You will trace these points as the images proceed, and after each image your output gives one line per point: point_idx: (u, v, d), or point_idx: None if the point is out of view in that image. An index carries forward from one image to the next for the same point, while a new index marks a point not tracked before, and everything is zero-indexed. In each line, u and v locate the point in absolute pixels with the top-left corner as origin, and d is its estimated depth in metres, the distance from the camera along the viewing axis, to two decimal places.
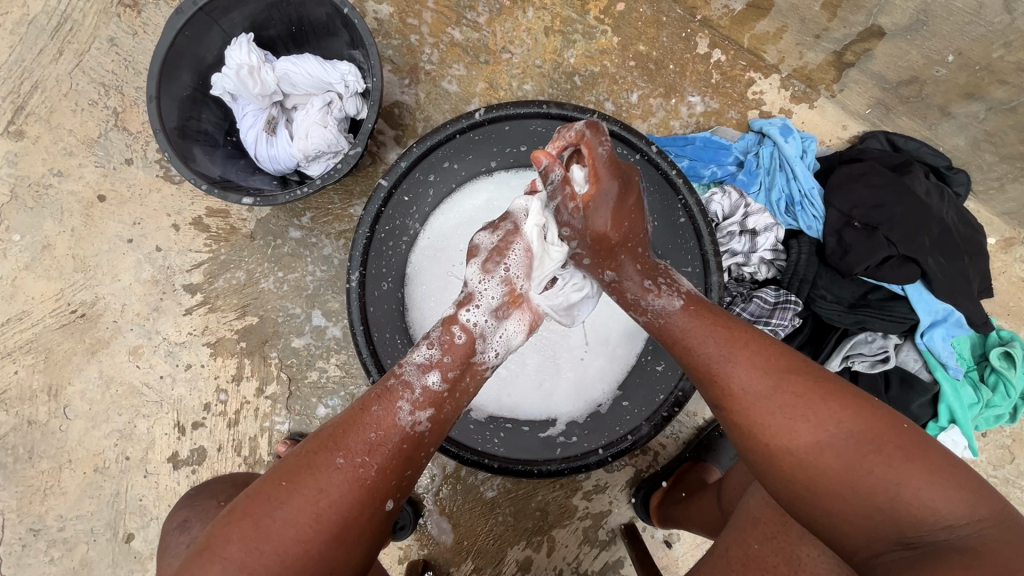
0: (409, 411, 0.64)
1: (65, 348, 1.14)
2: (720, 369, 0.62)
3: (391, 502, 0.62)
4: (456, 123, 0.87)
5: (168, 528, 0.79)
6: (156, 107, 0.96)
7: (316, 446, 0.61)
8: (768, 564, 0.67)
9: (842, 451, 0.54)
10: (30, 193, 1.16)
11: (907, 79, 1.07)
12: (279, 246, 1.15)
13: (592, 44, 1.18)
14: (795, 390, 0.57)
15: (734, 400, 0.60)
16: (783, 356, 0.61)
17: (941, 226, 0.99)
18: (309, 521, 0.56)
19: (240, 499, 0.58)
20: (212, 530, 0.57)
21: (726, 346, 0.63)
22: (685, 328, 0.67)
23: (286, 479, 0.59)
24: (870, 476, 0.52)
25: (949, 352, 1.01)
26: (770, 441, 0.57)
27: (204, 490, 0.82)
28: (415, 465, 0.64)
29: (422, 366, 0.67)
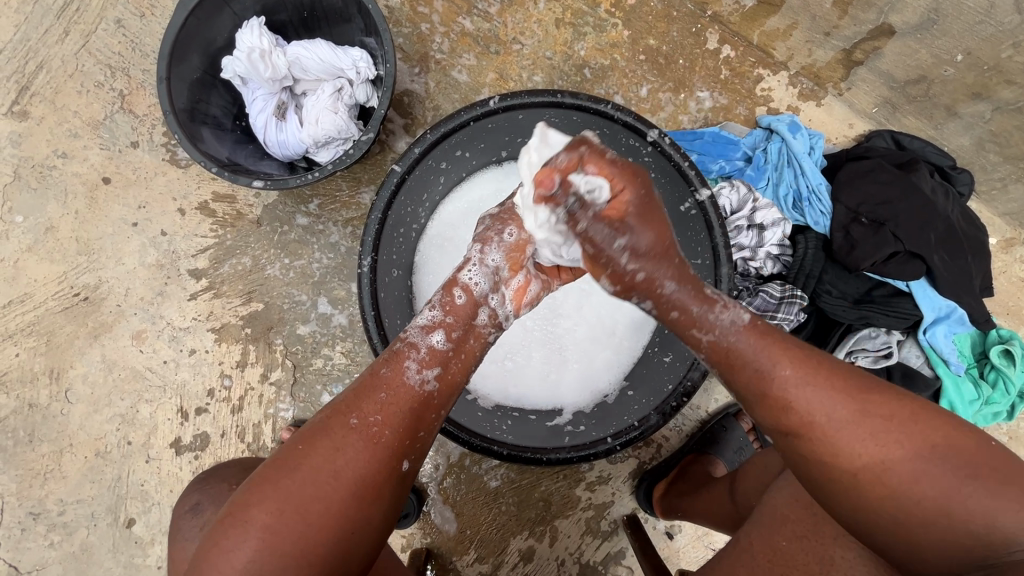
0: (417, 369, 0.64)
1: (67, 332, 1.13)
2: (793, 397, 0.57)
3: (408, 464, 0.62)
4: (470, 111, 0.87)
5: (180, 511, 0.77)
6: (166, 88, 0.95)
7: (327, 412, 0.61)
8: (801, 562, 0.68)
9: (934, 476, 0.52)
10: (34, 174, 1.15)
11: (915, 78, 1.08)
12: (285, 233, 1.14)
13: (602, 37, 1.18)
14: (881, 420, 0.55)
15: (815, 429, 0.56)
16: (859, 379, 0.58)
17: (947, 223, 1.00)
18: (327, 481, 0.57)
19: (257, 471, 0.59)
20: (232, 501, 0.58)
21: (800, 374, 0.57)
22: (757, 356, 0.59)
23: (301, 444, 0.59)
24: (959, 506, 0.51)
25: (950, 348, 1.02)
26: (852, 471, 0.55)
27: (212, 475, 0.80)
28: (427, 427, 0.64)
29: (427, 326, 0.67)
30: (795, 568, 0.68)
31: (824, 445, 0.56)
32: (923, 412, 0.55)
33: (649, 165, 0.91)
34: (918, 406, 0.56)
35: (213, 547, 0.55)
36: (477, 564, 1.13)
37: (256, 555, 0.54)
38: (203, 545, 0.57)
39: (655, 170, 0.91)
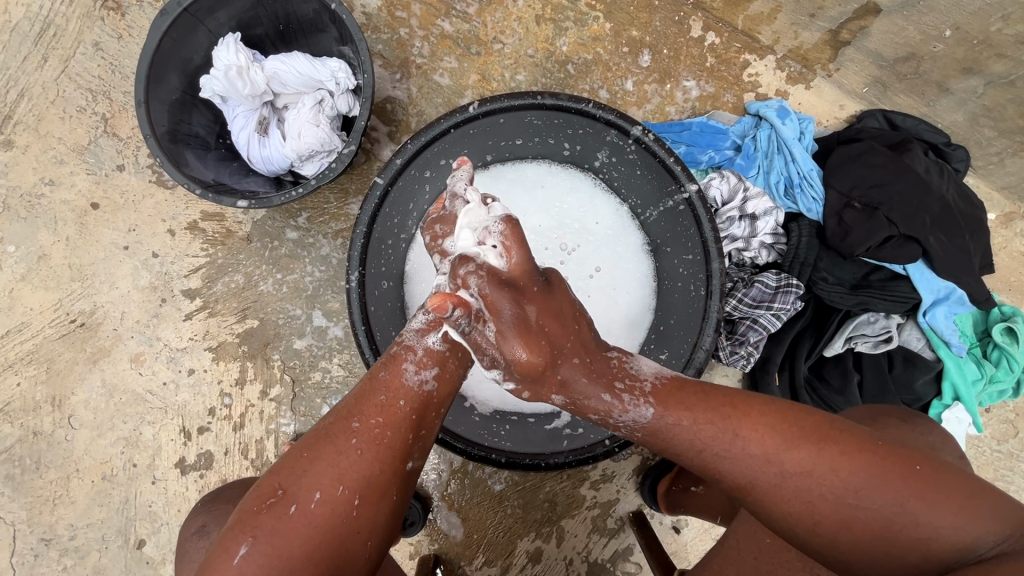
0: (415, 371, 0.63)
1: (66, 358, 1.14)
2: (722, 466, 0.59)
3: (410, 463, 0.62)
4: (450, 118, 0.86)
5: (185, 533, 0.77)
6: (145, 111, 0.95)
7: (330, 418, 0.62)
8: (785, 559, 0.69)
9: (868, 500, 0.54)
10: (23, 204, 1.15)
11: (904, 56, 1.06)
12: (276, 248, 1.14)
13: (584, 31, 1.16)
14: (806, 470, 0.56)
15: (748, 493, 0.58)
16: (794, 420, 0.59)
17: (942, 203, 0.98)
18: (332, 482, 0.57)
19: (265, 476, 0.59)
20: (238, 509, 0.58)
21: (724, 440, 0.59)
22: (678, 430, 0.61)
23: (305, 449, 0.59)
24: (899, 529, 0.53)
25: (952, 330, 1.01)
26: (791, 522, 0.57)
27: (219, 495, 0.80)
28: (428, 425, 0.64)
29: (421, 329, 0.65)
30: (779, 565, 0.69)
31: (757, 505, 0.58)
32: (840, 431, 0.57)
33: (635, 162, 0.90)
34: (833, 430, 0.58)
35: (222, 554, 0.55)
36: (485, 567, 1.13)
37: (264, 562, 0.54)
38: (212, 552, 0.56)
39: (642, 166, 0.90)
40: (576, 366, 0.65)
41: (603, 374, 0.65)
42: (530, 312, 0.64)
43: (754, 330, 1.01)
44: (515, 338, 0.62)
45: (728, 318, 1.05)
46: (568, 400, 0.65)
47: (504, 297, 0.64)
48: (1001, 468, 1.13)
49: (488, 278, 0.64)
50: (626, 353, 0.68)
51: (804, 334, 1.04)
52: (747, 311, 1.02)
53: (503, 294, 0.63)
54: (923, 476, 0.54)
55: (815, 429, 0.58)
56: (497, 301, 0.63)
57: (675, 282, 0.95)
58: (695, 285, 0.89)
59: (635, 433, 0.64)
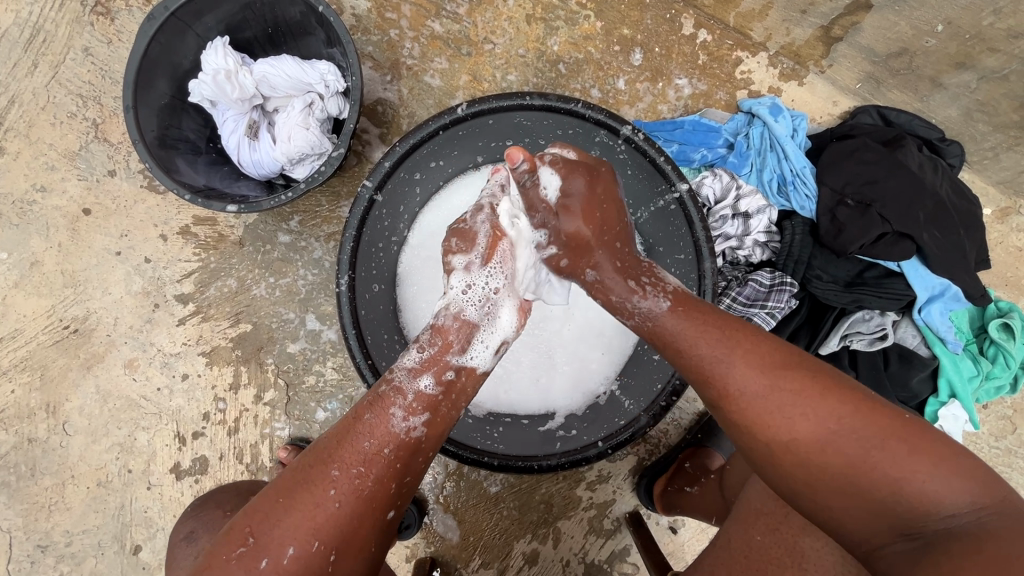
0: (403, 417, 0.64)
1: (60, 365, 1.14)
2: (717, 370, 0.62)
3: (393, 511, 0.63)
4: (439, 119, 0.86)
5: (175, 539, 0.77)
6: (134, 117, 0.94)
7: (309, 460, 0.61)
8: (774, 557, 0.68)
9: (847, 441, 0.54)
10: (15, 211, 1.15)
11: (896, 51, 1.05)
12: (269, 252, 1.14)
13: (575, 30, 1.15)
14: (794, 389, 0.57)
15: (732, 395, 0.60)
16: (785, 356, 0.61)
17: (935, 199, 0.98)
18: (306, 536, 0.57)
19: (238, 519, 0.59)
20: (211, 549, 0.58)
21: (722, 347, 0.63)
22: (679, 335, 0.66)
23: (280, 496, 0.59)
24: (873, 470, 0.52)
25: (947, 327, 1.00)
26: (767, 439, 0.58)
27: (210, 499, 0.81)
28: (414, 472, 0.64)
29: (413, 371, 0.67)
30: (771, 562, 0.68)
31: (739, 412, 0.60)
32: (830, 373, 0.58)
33: (626, 162, 0.90)
34: (825, 371, 0.59)
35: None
36: (482, 569, 1.13)
37: None
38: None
39: (632, 166, 0.90)
40: (613, 254, 0.76)
41: (619, 271, 0.75)
42: (597, 193, 0.76)
43: None
44: (577, 214, 0.76)
45: None
46: (596, 277, 0.76)
47: (578, 182, 0.76)
48: (999, 465, 1.12)
49: (567, 166, 0.76)
50: (655, 262, 0.76)
51: (799, 333, 1.03)
52: (741, 310, 1.01)
53: (576, 174, 0.76)
54: (908, 426, 0.53)
55: (810, 363, 0.60)
56: (569, 183, 0.76)
57: None
58: (686, 286, 0.89)
59: (644, 322, 0.70)
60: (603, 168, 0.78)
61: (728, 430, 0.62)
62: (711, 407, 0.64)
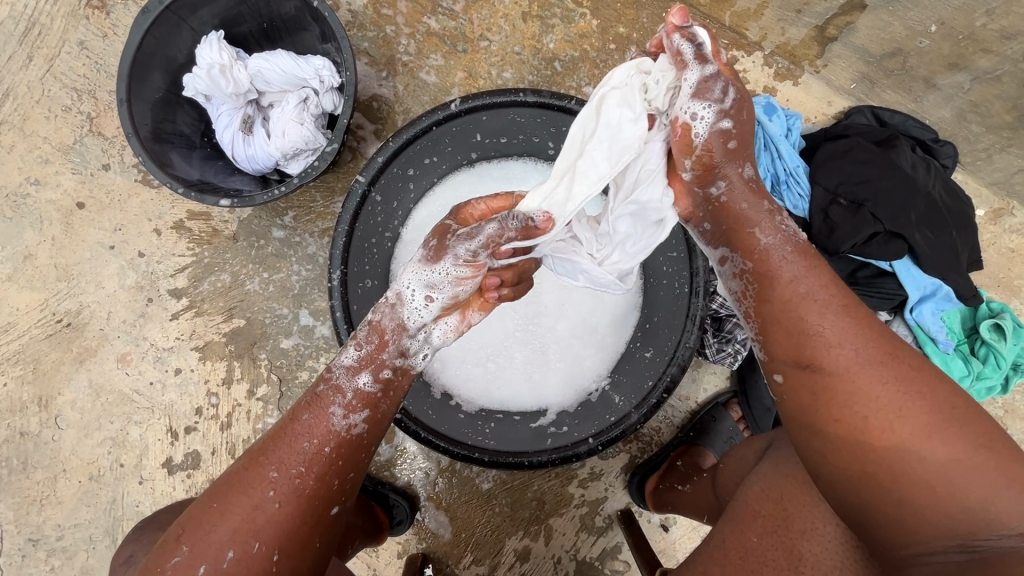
0: (342, 415, 0.64)
1: (53, 358, 1.13)
2: (822, 331, 0.59)
3: (337, 507, 0.63)
4: (432, 115, 0.86)
5: (114, 564, 0.72)
6: (127, 110, 0.94)
7: (245, 462, 0.61)
8: (770, 559, 0.67)
9: (941, 444, 0.52)
10: (8, 204, 1.15)
11: (891, 52, 1.06)
12: (262, 247, 1.14)
13: (571, 28, 1.16)
14: (908, 371, 0.56)
15: (831, 365, 0.57)
16: (900, 341, 0.58)
17: (928, 200, 0.98)
18: (246, 538, 0.57)
19: (179, 525, 0.60)
20: (152, 559, 0.59)
21: (839, 312, 0.59)
22: (795, 277, 0.62)
23: (216, 501, 0.59)
24: (957, 474, 0.51)
25: (938, 327, 1.00)
26: (851, 421, 0.56)
27: (152, 523, 0.77)
28: (357, 467, 0.65)
29: (352, 367, 0.65)
30: (765, 564, 0.67)
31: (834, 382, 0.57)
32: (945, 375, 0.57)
33: None
34: (929, 371, 0.56)
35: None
36: (473, 566, 1.13)
37: None
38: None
39: None
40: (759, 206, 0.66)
41: (753, 202, 0.66)
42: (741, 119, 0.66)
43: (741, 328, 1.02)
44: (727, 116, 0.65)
45: (715, 315, 1.04)
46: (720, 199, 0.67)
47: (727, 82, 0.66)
48: None
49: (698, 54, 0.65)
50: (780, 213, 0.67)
51: None
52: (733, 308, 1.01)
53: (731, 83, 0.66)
54: (1004, 452, 0.52)
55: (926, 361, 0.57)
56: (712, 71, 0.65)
57: (661, 280, 0.94)
58: (679, 283, 0.89)
59: (755, 260, 0.65)
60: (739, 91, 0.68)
61: (802, 395, 0.59)
62: (793, 363, 0.60)
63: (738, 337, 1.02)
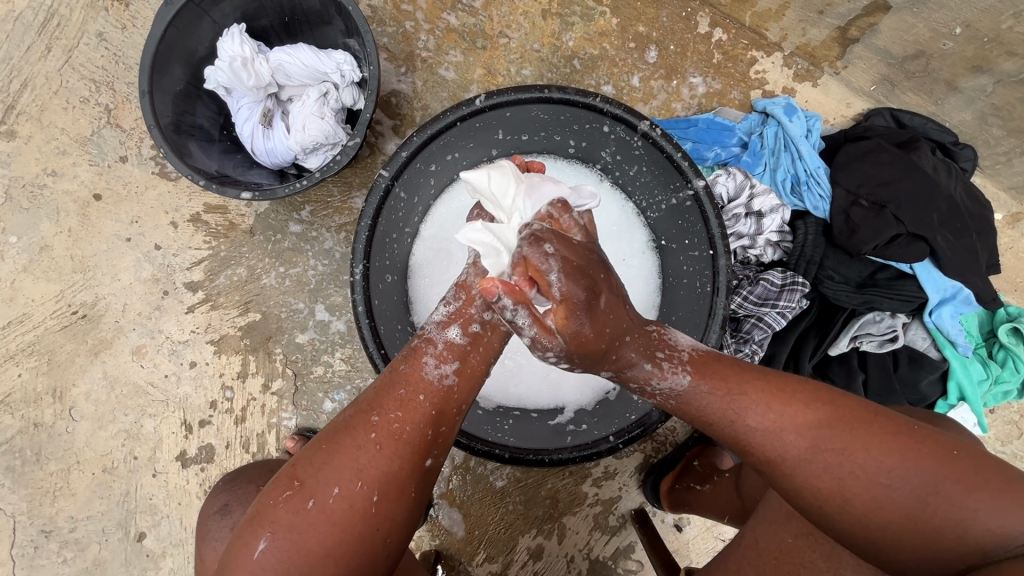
0: (435, 364, 0.64)
1: (68, 350, 1.13)
2: (759, 440, 0.60)
3: (431, 459, 0.63)
4: (456, 111, 0.86)
5: (208, 512, 0.76)
6: (149, 102, 0.94)
7: (351, 410, 0.62)
8: (807, 559, 0.68)
9: (903, 483, 0.54)
10: (25, 194, 1.14)
11: (913, 54, 1.06)
12: (279, 241, 1.14)
13: (590, 26, 1.15)
14: (837, 446, 0.57)
15: (779, 463, 0.59)
16: (827, 407, 0.59)
17: (950, 202, 0.98)
18: (350, 477, 0.58)
19: (285, 469, 0.60)
20: (260, 499, 0.59)
21: (761, 410, 0.60)
22: (713, 402, 0.62)
23: (324, 442, 0.60)
24: (931, 518, 0.53)
25: (957, 330, 1.00)
26: (820, 498, 0.57)
27: (241, 475, 0.80)
28: (449, 421, 0.64)
29: (441, 322, 0.66)
30: (802, 565, 0.68)
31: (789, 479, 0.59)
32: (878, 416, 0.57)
33: (642, 158, 0.90)
34: (875, 423, 0.57)
35: (244, 548, 0.57)
36: (486, 563, 1.13)
37: (285, 553, 0.55)
38: (233, 544, 0.58)
39: (648, 162, 0.90)
40: (636, 347, 0.63)
41: (640, 343, 0.64)
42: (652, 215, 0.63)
43: (759, 328, 1.00)
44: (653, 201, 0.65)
45: (732, 315, 1.04)
46: (614, 374, 0.64)
47: None
48: None
49: None
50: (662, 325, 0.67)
51: (808, 333, 1.03)
52: (752, 308, 1.01)
53: None
54: (959, 461, 0.54)
55: (857, 411, 0.58)
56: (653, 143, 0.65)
57: (680, 280, 0.94)
58: (700, 283, 0.89)
59: (669, 400, 0.64)
60: None
61: (775, 489, 0.62)
62: (754, 469, 0.62)
63: (755, 338, 1.01)
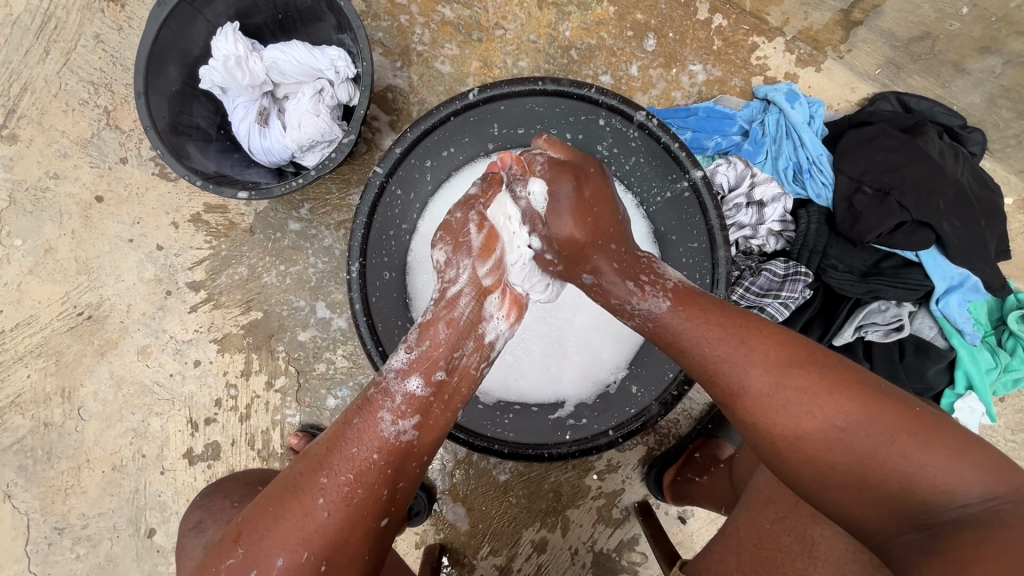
0: (391, 421, 0.63)
1: (75, 351, 1.15)
2: (723, 369, 0.60)
3: (387, 518, 0.62)
4: (450, 105, 0.84)
5: (184, 530, 0.74)
6: (145, 103, 0.94)
7: (300, 468, 0.61)
8: (783, 544, 0.67)
9: (855, 442, 0.53)
10: (29, 197, 1.16)
11: (919, 35, 1.04)
12: (279, 239, 1.14)
13: (587, 15, 1.14)
14: (799, 386, 0.56)
15: (739, 399, 0.59)
16: (792, 351, 0.58)
17: (956, 187, 0.96)
18: (296, 546, 0.56)
19: (231, 529, 0.59)
20: (205, 562, 0.58)
21: (729, 343, 0.61)
22: (682, 327, 0.64)
23: (271, 504, 0.59)
24: (884, 464, 0.51)
25: (966, 318, 0.98)
26: (774, 436, 0.57)
27: (218, 489, 0.78)
28: (408, 477, 0.64)
29: (401, 373, 0.67)
30: (779, 551, 0.67)
31: (745, 410, 0.58)
32: (841, 363, 0.57)
33: (639, 149, 0.89)
34: (840, 366, 0.57)
35: None
36: (491, 556, 1.13)
37: None
38: None
39: (646, 153, 0.89)
40: (610, 256, 0.72)
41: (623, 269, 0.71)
42: (584, 196, 0.73)
43: None
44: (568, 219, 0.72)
45: None
46: (594, 282, 0.73)
47: (563, 177, 0.73)
48: (1014, 458, 1.11)
49: (550, 163, 0.74)
50: (654, 258, 0.73)
51: (812, 323, 1.01)
52: (754, 299, 0.99)
53: (564, 174, 0.73)
54: (917, 418, 0.52)
55: (813, 356, 0.58)
56: (553, 177, 0.73)
57: (680, 271, 0.93)
58: (700, 275, 0.88)
59: (645, 324, 0.68)
60: (588, 162, 0.76)
61: (740, 428, 0.61)
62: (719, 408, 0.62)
63: None
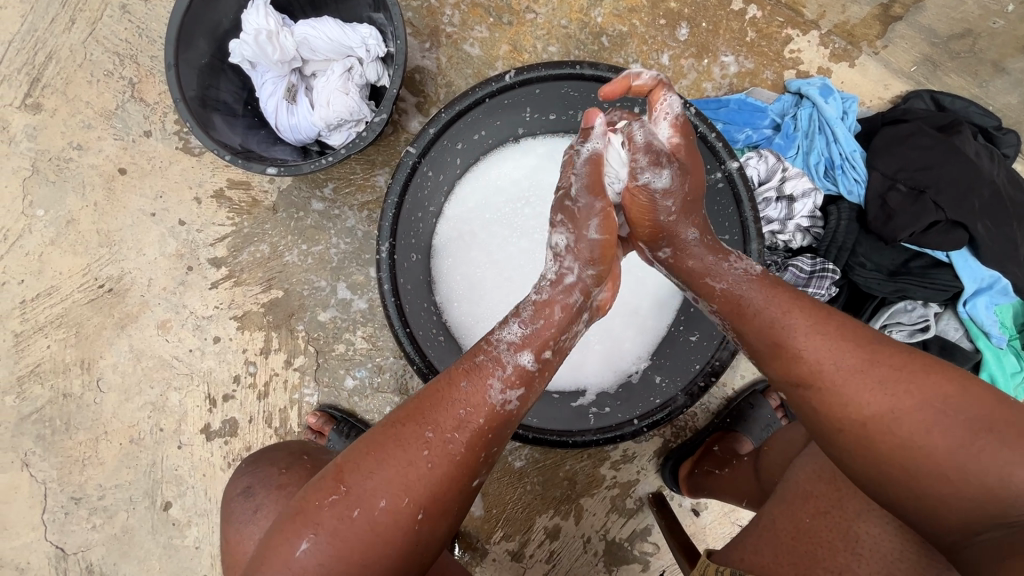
0: (501, 389, 0.63)
1: (95, 323, 1.15)
2: (796, 345, 0.60)
3: (478, 480, 0.61)
4: (486, 86, 0.83)
5: (231, 494, 0.79)
6: (175, 75, 0.94)
7: (403, 416, 0.60)
8: (824, 539, 0.66)
9: (941, 434, 0.51)
10: (52, 167, 1.15)
11: (960, 32, 1.03)
12: (302, 219, 1.14)
13: (620, 2, 1.12)
14: (882, 371, 0.55)
15: (823, 379, 0.57)
16: (875, 338, 0.58)
17: (991, 188, 0.95)
18: (399, 492, 0.56)
19: (331, 468, 0.59)
20: (303, 496, 0.58)
21: (808, 326, 0.61)
22: (760, 303, 0.65)
23: (372, 449, 0.58)
24: (969, 460, 0.49)
25: (992, 320, 0.97)
26: (848, 421, 0.56)
27: (264, 456, 0.81)
28: (501, 442, 0.63)
29: (513, 345, 0.65)
30: (819, 545, 0.66)
31: (820, 391, 0.57)
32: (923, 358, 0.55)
33: None
34: (925, 361, 0.55)
35: (285, 543, 0.55)
36: (504, 541, 1.14)
37: (326, 559, 0.54)
38: (273, 534, 0.57)
39: None
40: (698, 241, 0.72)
41: (705, 239, 0.72)
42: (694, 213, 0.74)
43: None
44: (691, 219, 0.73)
45: None
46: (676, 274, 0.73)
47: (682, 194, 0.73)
48: None
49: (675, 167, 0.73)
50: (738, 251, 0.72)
51: None
52: None
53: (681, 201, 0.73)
54: (1007, 418, 0.50)
55: (897, 347, 0.57)
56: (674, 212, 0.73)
57: None
58: None
59: (727, 297, 0.67)
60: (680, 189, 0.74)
61: (808, 413, 0.60)
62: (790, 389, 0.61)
63: None
